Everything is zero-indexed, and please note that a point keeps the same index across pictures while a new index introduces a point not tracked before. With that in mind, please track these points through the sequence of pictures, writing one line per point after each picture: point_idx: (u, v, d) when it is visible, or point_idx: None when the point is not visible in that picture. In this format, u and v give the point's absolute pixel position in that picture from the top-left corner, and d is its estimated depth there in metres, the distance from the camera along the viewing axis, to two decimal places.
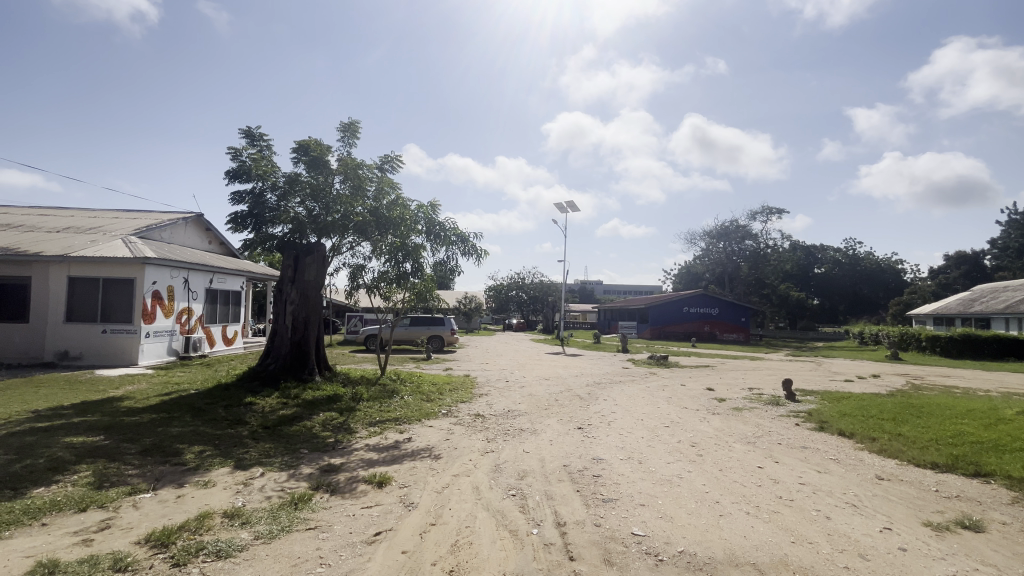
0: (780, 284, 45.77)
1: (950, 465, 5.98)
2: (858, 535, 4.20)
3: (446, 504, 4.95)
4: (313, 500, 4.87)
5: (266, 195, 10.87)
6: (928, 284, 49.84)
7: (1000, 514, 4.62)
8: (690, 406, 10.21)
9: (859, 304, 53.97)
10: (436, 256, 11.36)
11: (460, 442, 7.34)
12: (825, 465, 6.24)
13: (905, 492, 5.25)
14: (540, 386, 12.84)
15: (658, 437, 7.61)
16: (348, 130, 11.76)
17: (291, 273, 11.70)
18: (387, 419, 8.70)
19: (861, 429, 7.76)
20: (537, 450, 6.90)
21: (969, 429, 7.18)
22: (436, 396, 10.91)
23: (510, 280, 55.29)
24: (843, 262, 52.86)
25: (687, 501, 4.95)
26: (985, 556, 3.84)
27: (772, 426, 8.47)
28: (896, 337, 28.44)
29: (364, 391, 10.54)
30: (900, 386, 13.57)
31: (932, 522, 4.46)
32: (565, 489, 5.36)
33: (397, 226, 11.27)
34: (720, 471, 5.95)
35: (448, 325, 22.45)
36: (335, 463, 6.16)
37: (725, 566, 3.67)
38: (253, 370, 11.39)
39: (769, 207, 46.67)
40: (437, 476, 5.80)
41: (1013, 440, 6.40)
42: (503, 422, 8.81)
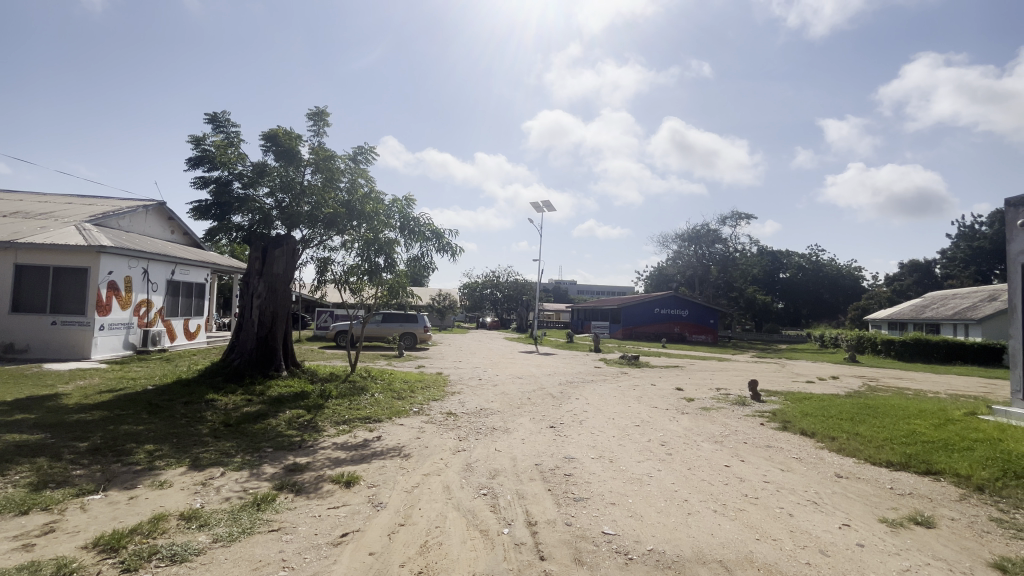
0: (748, 287, 47.16)
1: (903, 463, 6.25)
2: (819, 532, 4.32)
3: (416, 504, 4.86)
4: (276, 501, 4.70)
5: (232, 184, 10.49)
6: (885, 290, 52.30)
7: (949, 511, 4.86)
8: (660, 405, 10.37)
9: (820, 308, 56.11)
10: (410, 252, 11.18)
11: (431, 441, 7.25)
12: (788, 464, 6.42)
13: (863, 490, 5.45)
14: (513, 385, 12.81)
15: (629, 436, 7.69)
16: (319, 118, 11.47)
17: (258, 265, 11.29)
18: (356, 417, 8.51)
19: (821, 429, 8.05)
20: (509, 449, 6.87)
21: (922, 429, 7.52)
22: (407, 393, 10.75)
23: (485, 278, 55.25)
24: (806, 268, 54.83)
25: (657, 500, 5.00)
26: (937, 551, 4.00)
27: (738, 425, 8.69)
28: (854, 340, 29.70)
29: (332, 388, 10.30)
30: (857, 387, 14.17)
31: (887, 518, 4.64)
32: (536, 488, 5.35)
33: (370, 219, 10.99)
34: (689, 469, 6.05)
35: (421, 322, 22.19)
36: (300, 462, 5.98)
37: (693, 565, 3.71)
38: (217, 365, 11.00)
39: (738, 213, 47.96)
40: (407, 475, 5.69)
41: (961, 439, 6.74)
42: (475, 420, 8.76)
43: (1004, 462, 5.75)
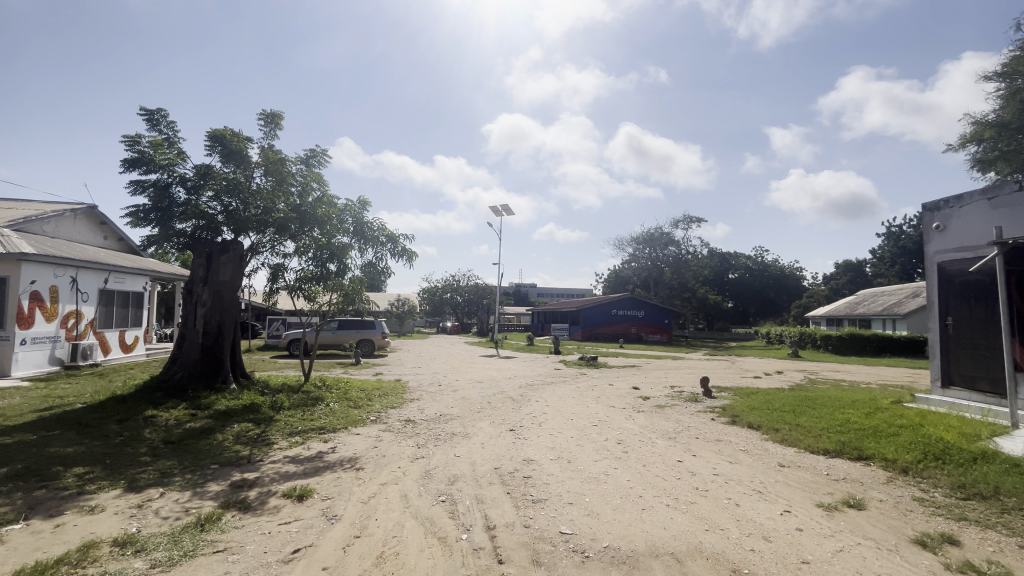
0: (700, 288, 49.10)
1: (838, 450, 6.69)
2: (763, 520, 4.55)
3: (372, 515, 4.76)
4: (222, 520, 4.48)
5: (173, 187, 9.95)
6: (823, 289, 55.84)
7: (878, 493, 5.24)
8: (617, 405, 10.64)
9: (766, 306, 59.13)
10: (363, 257, 10.94)
11: (389, 449, 7.12)
12: (736, 456, 6.74)
13: (802, 477, 5.80)
14: (473, 389, 12.78)
15: (586, 436, 7.84)
16: (269, 120, 11.06)
17: (202, 273, 10.71)
18: (310, 428, 8.24)
19: (766, 421, 8.48)
20: (469, 455, 6.85)
21: (855, 417, 8.07)
22: (364, 402, 10.51)
23: (445, 282, 54.80)
24: (753, 269, 57.78)
25: (613, 497, 5.12)
26: (866, 531, 4.31)
27: (690, 421, 9.05)
28: (796, 336, 31.46)
29: (284, 399, 9.91)
30: (799, 380, 15.07)
31: (824, 503, 4.95)
32: (495, 492, 5.36)
33: (322, 224, 10.70)
34: (644, 466, 6.23)
35: (378, 329, 21.69)
36: (248, 478, 5.72)
37: (647, 558, 3.83)
38: (156, 379, 10.35)
39: (689, 217, 49.86)
40: (363, 485, 5.57)
41: (888, 426, 7.28)
42: (435, 426, 8.68)
43: (925, 445, 6.25)
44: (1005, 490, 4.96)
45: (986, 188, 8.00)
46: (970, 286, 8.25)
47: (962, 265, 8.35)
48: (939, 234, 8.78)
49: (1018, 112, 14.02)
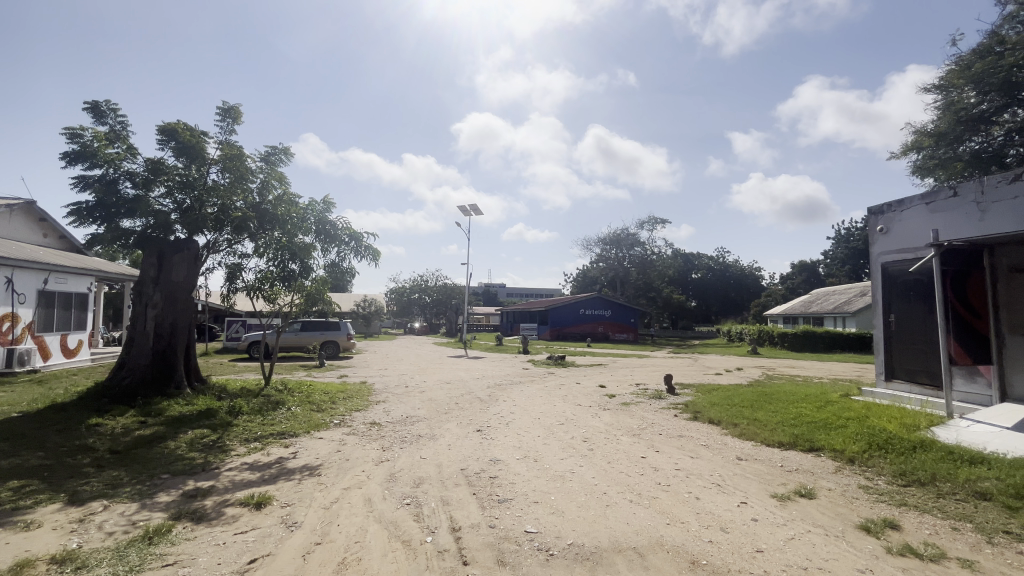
0: (665, 287, 50.29)
1: (792, 442, 7.00)
2: (721, 512, 4.70)
3: (334, 520, 4.64)
4: (172, 532, 4.27)
5: (120, 183, 9.44)
6: (780, 288, 58.30)
7: (827, 482, 5.51)
8: (584, 403, 10.77)
9: (727, 305, 61.15)
10: (326, 257, 10.67)
11: (353, 453, 6.97)
12: (697, 451, 6.95)
13: (759, 469, 6.03)
14: (441, 390, 12.68)
15: (553, 435, 7.90)
16: (227, 114, 10.63)
17: (152, 273, 10.18)
18: (269, 433, 7.98)
19: (725, 416, 8.78)
20: (435, 456, 6.79)
21: (808, 411, 8.46)
22: (328, 405, 10.25)
23: (413, 283, 54.16)
24: (714, 269, 59.75)
25: (578, 494, 5.19)
26: (816, 519, 4.52)
27: (654, 418, 9.26)
28: (755, 333, 32.67)
29: (243, 403, 9.55)
30: (757, 376, 15.67)
31: (777, 494, 5.16)
32: (461, 493, 5.33)
33: (283, 223, 10.38)
34: (609, 463, 6.34)
35: (344, 330, 21.23)
36: (201, 487, 5.48)
37: (610, 554, 3.88)
38: (102, 385, 9.77)
39: (654, 218, 51.02)
40: (325, 491, 5.43)
41: (837, 418, 7.65)
42: (401, 428, 8.55)
43: (871, 436, 6.60)
44: (941, 476, 5.30)
45: (924, 194, 8.53)
46: (910, 286, 8.78)
47: (904, 265, 8.87)
48: (882, 236, 9.32)
49: (953, 123, 15.05)
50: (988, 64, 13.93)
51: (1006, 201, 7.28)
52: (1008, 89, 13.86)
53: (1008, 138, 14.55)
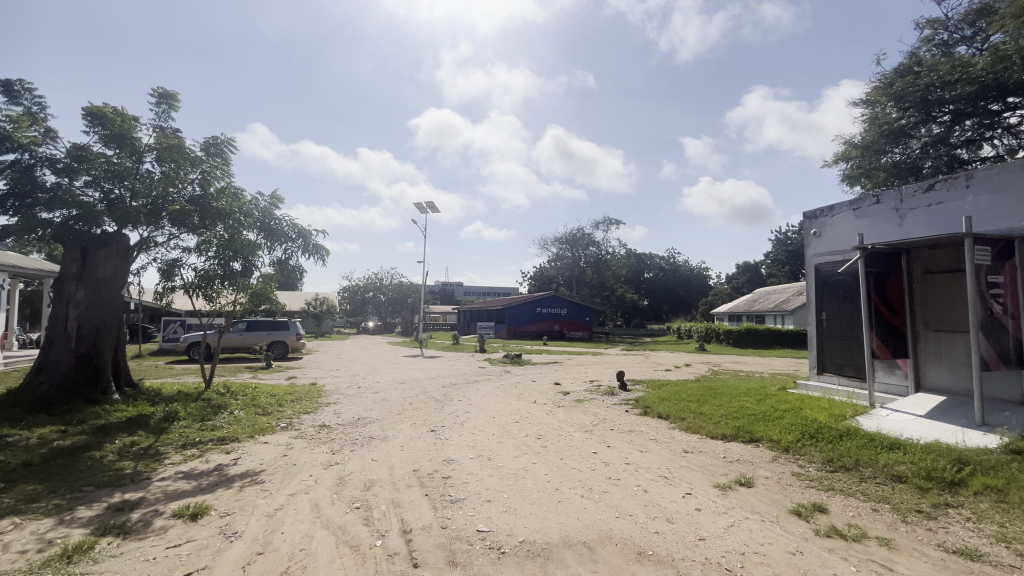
0: (618, 287, 51.63)
1: (733, 434, 7.36)
2: (667, 503, 4.88)
3: (278, 528, 4.45)
4: (95, 549, 3.96)
5: (37, 170, 8.63)
6: (725, 288, 61.22)
7: (765, 471, 5.83)
8: (539, 401, 10.87)
9: (677, 304, 63.48)
10: (272, 255, 10.22)
11: (300, 457, 6.71)
12: (646, 445, 7.17)
13: (703, 461, 6.31)
14: (395, 391, 12.42)
15: (508, 433, 7.94)
16: (163, 100, 9.95)
17: (75, 269, 9.43)
18: (209, 438, 7.55)
19: (673, 411, 9.12)
20: (387, 458, 6.65)
21: (749, 404, 8.93)
22: (274, 408, 9.82)
23: (367, 282, 52.91)
24: (665, 269, 62.05)
25: (531, 492, 5.23)
26: (754, 506, 4.78)
27: (606, 414, 9.48)
28: (703, 331, 34.12)
29: (180, 408, 8.98)
30: (703, 372, 16.38)
31: (719, 484, 5.41)
32: (413, 494, 5.25)
33: (226, 218, 9.84)
34: (561, 459, 6.43)
35: (293, 330, 20.41)
36: (130, 499, 5.11)
37: (560, 549, 3.94)
38: (14, 392, 8.89)
39: (609, 219, 52.24)
40: (269, 498, 5.20)
41: (774, 410, 8.13)
42: (352, 430, 8.32)
43: (803, 426, 7.04)
44: (864, 461, 5.74)
45: (853, 201, 9.17)
46: (838, 286, 9.44)
47: (834, 267, 9.53)
48: (816, 240, 9.95)
49: (878, 136, 16.31)
50: (907, 83, 15.14)
51: (922, 209, 8.02)
52: (923, 106, 15.13)
53: (923, 151, 15.92)
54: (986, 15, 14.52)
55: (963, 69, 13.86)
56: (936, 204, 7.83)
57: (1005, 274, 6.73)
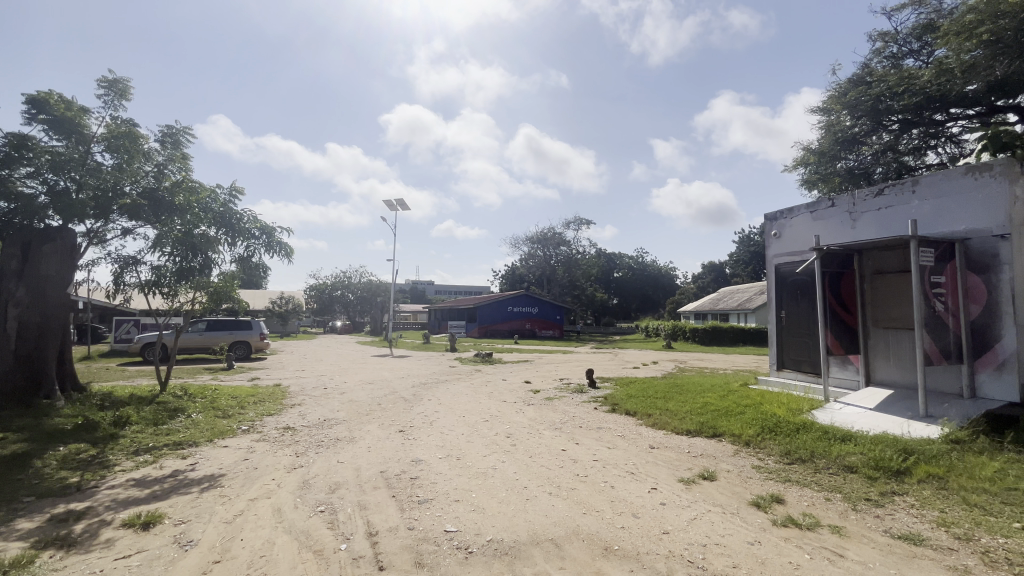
0: (589, 286, 52.24)
1: (698, 430, 7.56)
2: (634, 498, 4.97)
3: (237, 535, 4.30)
4: (34, 563, 3.72)
5: None
6: (691, 287, 62.84)
7: (727, 465, 6.01)
8: (509, 399, 10.88)
9: (645, 303, 64.74)
10: (232, 252, 9.80)
11: (262, 461, 6.50)
12: (613, 442, 7.28)
13: (669, 456, 6.45)
14: (363, 391, 12.19)
15: (477, 432, 7.92)
16: (112, 87, 9.45)
17: (15, 265, 8.87)
18: (164, 443, 7.22)
19: (640, 408, 9.30)
20: (353, 460, 6.52)
21: (713, 400, 9.19)
22: (235, 411, 9.48)
23: (335, 280, 51.79)
24: (635, 269, 63.25)
25: (499, 490, 5.23)
26: (716, 499, 4.92)
27: (576, 411, 9.58)
28: (670, 329, 34.93)
29: (133, 412, 8.56)
30: (670, 369, 16.77)
31: (684, 478, 5.55)
32: (380, 496, 5.17)
33: (183, 212, 9.36)
34: (530, 458, 6.45)
35: (256, 329, 19.75)
36: (75, 509, 4.83)
37: (528, 547, 3.95)
38: None
39: (579, 218, 52.74)
40: (228, 503, 5.02)
41: (736, 406, 8.40)
42: (317, 432, 8.12)
43: (763, 421, 7.30)
44: (819, 453, 5.99)
45: (810, 203, 9.57)
46: (796, 285, 9.83)
47: (791, 267, 9.93)
48: (776, 241, 10.34)
49: (833, 142, 17.06)
50: (860, 92, 15.86)
51: (873, 212, 8.44)
52: (874, 114, 15.86)
53: (874, 158, 16.73)
54: (931, 30, 15.34)
55: (910, 81, 14.61)
56: (885, 208, 8.25)
57: (947, 275, 7.13)
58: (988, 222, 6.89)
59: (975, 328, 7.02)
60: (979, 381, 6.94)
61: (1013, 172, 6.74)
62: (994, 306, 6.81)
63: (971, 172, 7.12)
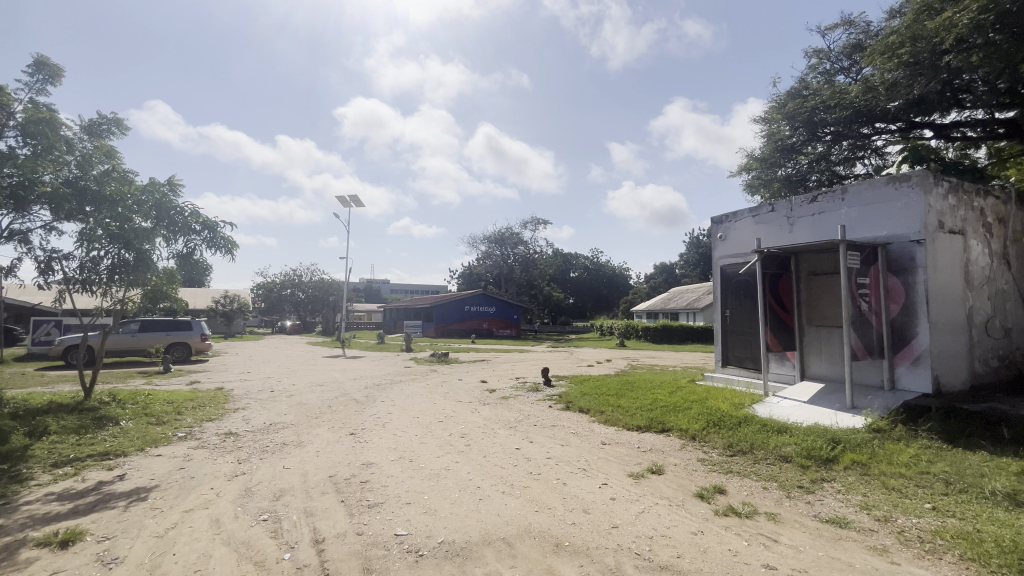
0: (546, 286, 52.80)
1: (648, 425, 7.79)
2: (584, 494, 5.06)
3: (169, 550, 4.04)
4: None
5: None
6: (644, 287, 64.81)
7: (674, 459, 6.24)
8: (465, 399, 10.80)
9: (601, 303, 66.16)
10: (169, 248, 9.18)
11: (201, 469, 6.15)
12: (566, 439, 7.39)
13: (620, 452, 6.62)
14: (312, 394, 11.77)
15: (431, 433, 7.82)
16: (40, 69, 8.64)
17: None
18: (89, 454, 6.67)
19: (594, 405, 9.49)
20: (300, 465, 6.28)
21: (662, 397, 9.50)
22: (171, 417, 8.90)
23: (284, 279, 49.75)
24: (591, 269, 64.58)
25: (452, 491, 5.18)
26: (663, 492, 5.10)
27: (530, 410, 9.65)
28: (623, 327, 35.87)
29: (52, 421, 7.86)
30: (622, 367, 17.23)
31: (633, 473, 5.71)
32: (328, 501, 5.00)
33: (112, 205, 8.67)
34: (484, 457, 6.44)
35: (197, 330, 18.64)
36: None
37: (480, 547, 3.94)
38: None
39: (537, 219, 53.21)
40: (160, 516, 4.70)
41: (684, 402, 8.73)
42: (262, 437, 7.76)
43: (708, 415, 7.63)
44: (758, 445, 6.33)
45: (752, 208, 10.08)
46: (739, 286, 10.32)
47: (735, 268, 10.42)
48: (722, 243, 10.81)
49: (773, 151, 18.09)
50: (798, 104, 16.90)
51: (807, 218, 9.00)
52: (810, 126, 16.93)
53: (810, 166, 17.87)
54: (860, 49, 16.62)
55: (841, 96, 15.72)
56: (819, 214, 8.81)
57: (870, 277, 7.69)
58: (906, 228, 7.52)
59: (895, 326, 7.62)
60: (898, 374, 7.55)
61: (926, 183, 7.39)
62: (911, 306, 7.43)
63: (891, 182, 7.74)
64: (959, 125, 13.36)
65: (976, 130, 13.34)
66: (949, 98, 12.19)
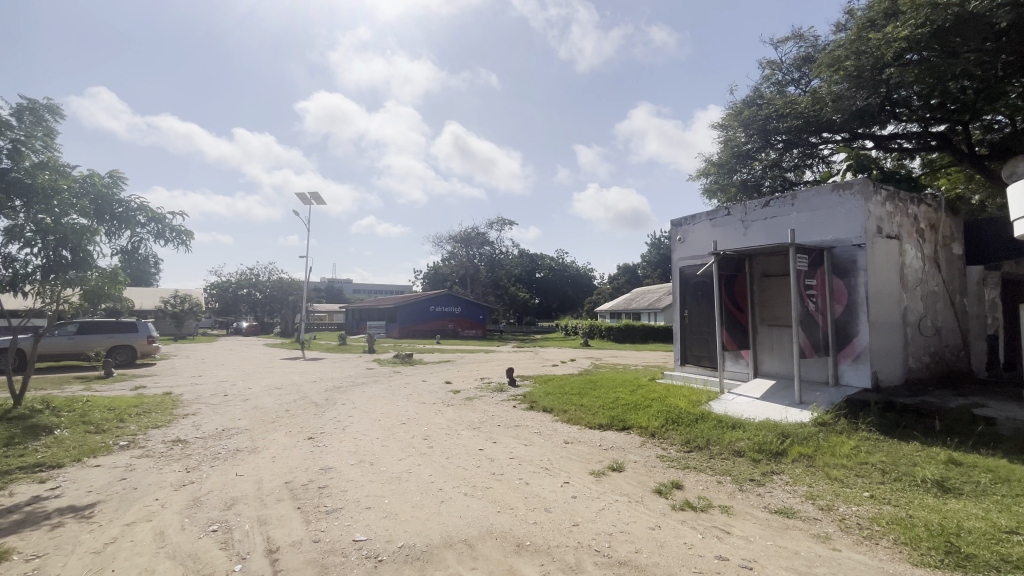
0: (511, 286, 52.89)
1: (609, 424, 7.92)
2: (546, 493, 5.09)
3: (108, 566, 3.79)
4: None
5: None
6: (608, 288, 65.93)
7: (634, 456, 6.37)
8: (428, 401, 10.66)
9: (566, 303, 66.86)
10: (113, 243, 8.70)
11: (144, 479, 5.81)
12: (530, 439, 7.42)
13: (582, 450, 6.70)
14: (269, 397, 11.34)
15: (393, 436, 7.68)
16: None
17: None
18: (17, 467, 6.18)
19: (557, 404, 9.58)
20: (254, 471, 6.04)
21: (623, 395, 9.69)
22: (113, 424, 8.38)
23: (239, 278, 47.78)
24: (556, 269, 65.18)
25: (414, 494, 5.11)
26: (623, 489, 5.20)
27: (495, 410, 9.63)
28: (587, 327, 36.40)
29: None
30: (586, 366, 17.48)
31: (594, 471, 5.79)
32: (284, 509, 4.83)
33: (47, 198, 8.09)
34: (447, 459, 6.38)
35: (143, 331, 17.64)
36: None
37: (441, 550, 3.90)
38: None
39: (503, 219, 53.25)
40: (98, 531, 4.41)
41: (644, 400, 8.93)
42: (213, 444, 7.41)
43: (667, 413, 7.83)
44: (713, 440, 6.55)
45: (710, 212, 10.44)
46: (697, 287, 10.66)
47: (694, 269, 10.75)
48: (681, 245, 11.14)
49: (730, 156, 18.80)
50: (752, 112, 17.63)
51: (761, 221, 9.40)
52: (764, 134, 17.70)
53: (763, 172, 18.65)
54: (808, 62, 17.51)
55: (792, 105, 16.50)
56: (771, 218, 9.21)
57: (817, 278, 8.10)
58: (850, 233, 7.96)
59: (839, 325, 8.05)
60: (841, 370, 7.99)
61: (868, 190, 7.86)
62: (853, 306, 7.88)
63: (837, 189, 8.19)
64: (896, 138, 14.15)
65: (911, 142, 14.16)
66: (887, 112, 12.99)
